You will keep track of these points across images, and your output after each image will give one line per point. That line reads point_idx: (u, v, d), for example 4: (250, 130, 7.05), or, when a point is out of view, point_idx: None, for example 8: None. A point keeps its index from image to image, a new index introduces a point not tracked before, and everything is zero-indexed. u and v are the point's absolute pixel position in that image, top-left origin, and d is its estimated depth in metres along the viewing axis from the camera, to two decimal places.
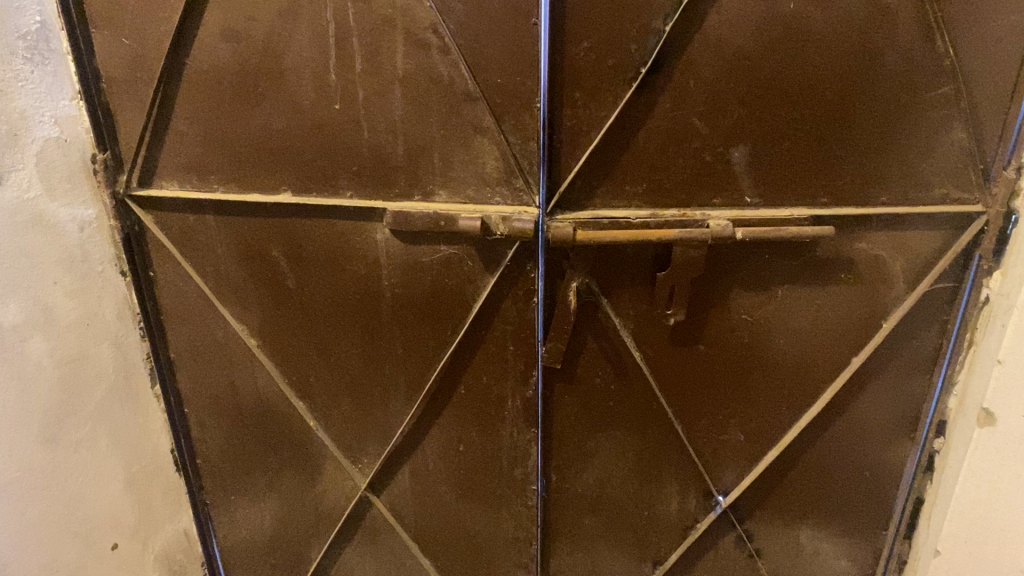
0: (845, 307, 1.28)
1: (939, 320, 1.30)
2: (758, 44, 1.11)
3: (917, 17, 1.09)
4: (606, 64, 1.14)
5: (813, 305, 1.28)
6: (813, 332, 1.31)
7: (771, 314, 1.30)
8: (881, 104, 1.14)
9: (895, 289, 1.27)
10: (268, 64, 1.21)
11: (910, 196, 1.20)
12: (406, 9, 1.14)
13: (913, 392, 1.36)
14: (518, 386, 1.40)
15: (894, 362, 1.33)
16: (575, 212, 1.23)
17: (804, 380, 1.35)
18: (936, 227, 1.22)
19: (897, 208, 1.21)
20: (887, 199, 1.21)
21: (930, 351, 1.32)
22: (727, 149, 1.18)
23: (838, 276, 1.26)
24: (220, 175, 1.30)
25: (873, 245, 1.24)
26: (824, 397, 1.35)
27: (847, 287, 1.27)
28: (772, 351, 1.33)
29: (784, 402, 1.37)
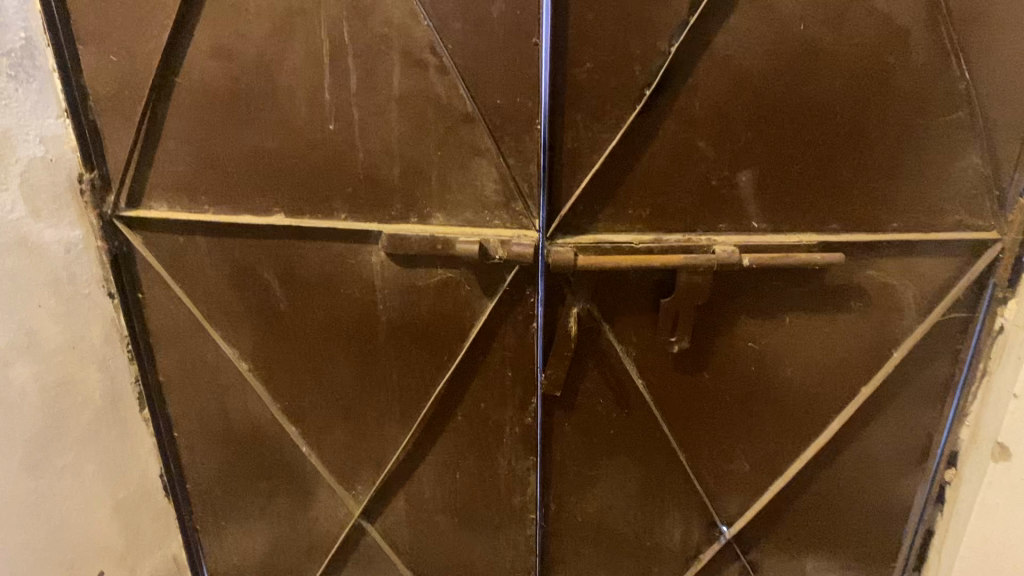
0: (854, 335, 1.24)
1: (951, 349, 1.26)
2: (767, 65, 1.07)
3: (931, 39, 1.05)
4: (609, 86, 1.10)
5: (821, 333, 1.25)
6: (821, 360, 1.27)
7: (778, 342, 1.26)
8: (893, 128, 1.11)
9: (906, 317, 1.23)
10: (260, 82, 1.17)
11: (922, 222, 1.17)
12: (403, 28, 1.11)
13: (923, 422, 1.32)
14: (517, 412, 1.36)
15: (904, 391, 1.29)
16: (576, 237, 1.19)
17: (811, 409, 1.31)
18: (950, 254, 1.18)
19: (909, 235, 1.17)
20: (899, 225, 1.17)
21: (942, 381, 1.28)
22: (734, 173, 1.14)
23: (848, 303, 1.22)
24: (210, 195, 1.26)
25: (884, 273, 1.20)
26: (832, 427, 1.31)
27: (856, 315, 1.23)
28: (778, 380, 1.29)
29: (790, 431, 1.33)
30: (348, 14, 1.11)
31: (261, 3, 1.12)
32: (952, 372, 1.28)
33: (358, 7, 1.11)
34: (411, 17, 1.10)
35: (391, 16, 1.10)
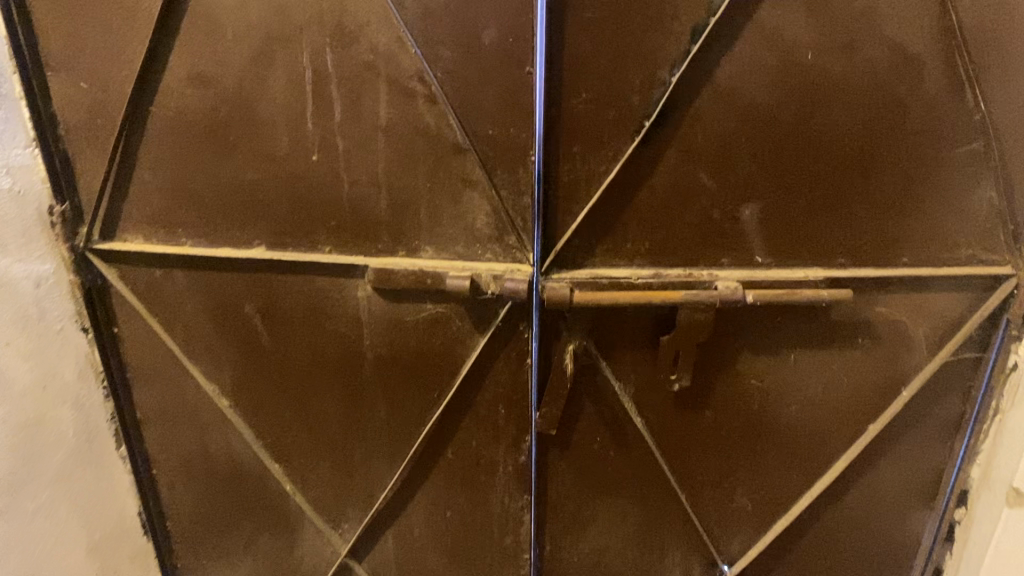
0: (862, 372, 1.19)
1: (962, 387, 1.21)
2: (773, 95, 1.02)
3: (944, 68, 1.00)
4: (607, 117, 1.04)
5: (827, 371, 1.20)
6: (827, 398, 1.22)
7: (782, 380, 1.21)
8: (904, 160, 1.05)
9: (916, 354, 1.18)
10: (239, 111, 1.11)
11: (933, 257, 1.12)
12: (389, 55, 1.05)
13: (932, 461, 1.27)
14: (510, 451, 1.30)
15: (913, 430, 1.24)
16: (572, 271, 1.14)
17: (816, 448, 1.26)
18: (961, 290, 1.13)
19: (920, 270, 1.12)
20: (910, 259, 1.12)
21: (952, 419, 1.23)
22: (737, 207, 1.09)
23: (855, 340, 1.17)
24: (188, 228, 1.20)
25: (894, 310, 1.15)
26: (837, 466, 1.26)
27: (864, 352, 1.18)
28: (782, 418, 1.24)
29: (794, 470, 1.28)
30: (331, 41, 1.06)
31: (240, 29, 1.06)
32: (963, 410, 1.23)
33: (342, 34, 1.05)
34: (398, 44, 1.05)
35: (377, 43, 1.05)
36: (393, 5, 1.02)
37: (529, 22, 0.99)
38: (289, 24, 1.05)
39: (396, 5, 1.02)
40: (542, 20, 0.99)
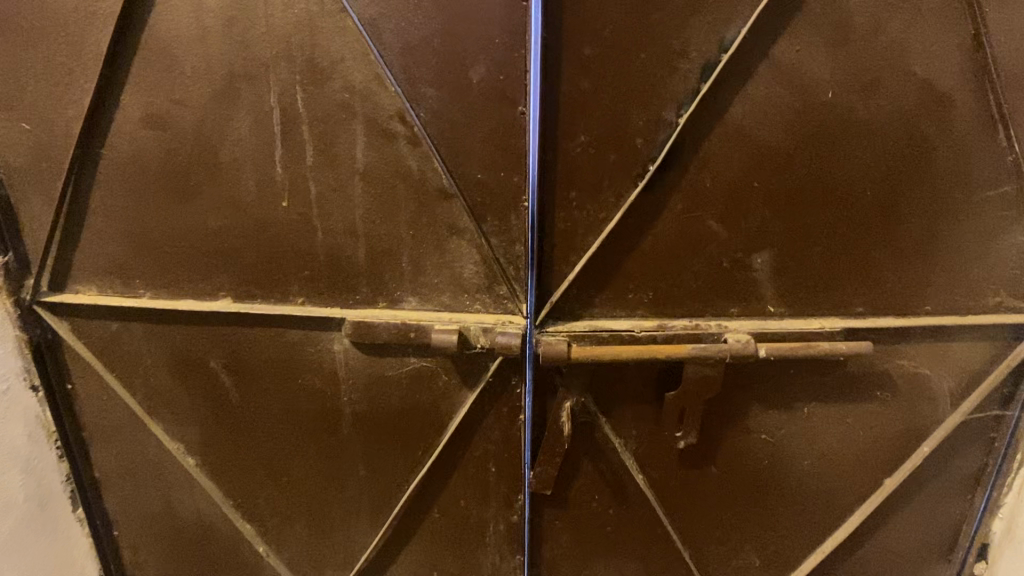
0: (880, 425, 1.11)
1: (984, 438, 1.14)
2: (789, 137, 0.93)
3: (977, 108, 0.92)
4: (607, 160, 0.95)
5: (843, 424, 1.11)
6: (843, 452, 1.13)
7: (795, 433, 1.12)
8: (929, 205, 0.97)
9: (938, 406, 1.10)
10: (200, 154, 1.01)
11: (958, 305, 1.03)
12: (366, 94, 0.95)
13: (951, 513, 1.19)
14: (502, 510, 1.20)
15: (931, 483, 1.16)
16: (569, 323, 1.04)
17: (831, 504, 1.17)
18: (986, 339, 1.06)
19: (944, 319, 1.04)
20: (932, 307, 1.03)
21: (974, 470, 1.16)
22: (748, 255, 1.00)
23: (873, 392, 1.09)
24: (146, 278, 1.09)
25: (915, 361, 1.06)
26: (852, 522, 1.17)
27: (882, 405, 1.10)
28: (795, 474, 1.15)
29: (806, 527, 1.19)
30: (302, 78, 0.96)
31: (199, 65, 0.96)
32: (985, 462, 1.15)
33: (313, 71, 0.95)
34: (376, 81, 0.95)
35: (352, 81, 0.95)
36: (371, 39, 0.93)
37: (522, 58, 0.90)
38: (254, 60, 0.95)
39: (373, 40, 0.93)
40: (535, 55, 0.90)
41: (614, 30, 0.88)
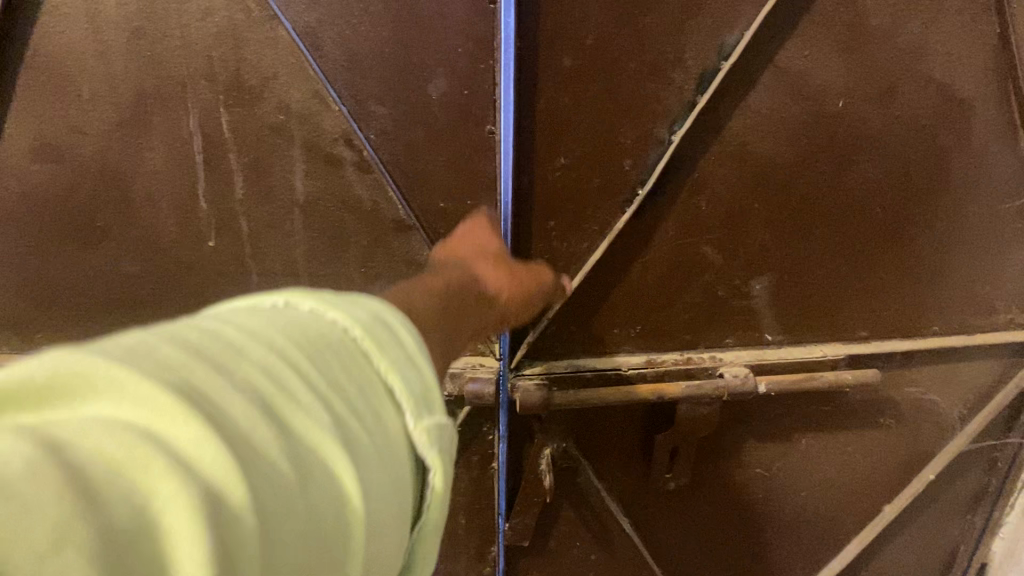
0: (881, 452, 1.03)
1: (987, 458, 1.06)
2: (792, 153, 0.84)
3: (997, 114, 0.83)
4: (590, 184, 0.84)
5: (842, 452, 1.02)
6: (841, 481, 1.05)
7: (792, 463, 1.03)
8: (941, 218, 0.88)
9: (941, 429, 1.02)
10: (106, 189, 0.84)
11: (967, 323, 0.95)
12: (305, 115, 0.81)
13: (947, 532, 1.11)
14: (472, 564, 1.06)
15: (931, 505, 1.09)
16: (548, 363, 0.91)
17: (827, 532, 1.08)
18: (995, 357, 0.98)
19: (952, 339, 0.95)
20: (939, 327, 0.95)
21: (973, 491, 1.08)
22: (746, 281, 0.90)
23: (875, 419, 1.00)
24: (50, 331, 0.91)
25: (920, 385, 0.98)
26: (847, 553, 1.08)
27: (885, 431, 1.01)
28: (790, 506, 1.06)
29: (800, 557, 1.10)
30: (226, 98, 0.80)
31: (100, 86, 0.80)
32: (986, 480, 1.08)
33: (240, 90, 0.80)
34: (317, 101, 0.80)
35: (288, 100, 0.80)
36: (308, 51, 0.78)
37: (491, 70, 0.77)
38: (167, 79, 0.80)
39: (312, 52, 0.78)
40: (505, 68, 0.78)
41: (598, 36, 0.77)
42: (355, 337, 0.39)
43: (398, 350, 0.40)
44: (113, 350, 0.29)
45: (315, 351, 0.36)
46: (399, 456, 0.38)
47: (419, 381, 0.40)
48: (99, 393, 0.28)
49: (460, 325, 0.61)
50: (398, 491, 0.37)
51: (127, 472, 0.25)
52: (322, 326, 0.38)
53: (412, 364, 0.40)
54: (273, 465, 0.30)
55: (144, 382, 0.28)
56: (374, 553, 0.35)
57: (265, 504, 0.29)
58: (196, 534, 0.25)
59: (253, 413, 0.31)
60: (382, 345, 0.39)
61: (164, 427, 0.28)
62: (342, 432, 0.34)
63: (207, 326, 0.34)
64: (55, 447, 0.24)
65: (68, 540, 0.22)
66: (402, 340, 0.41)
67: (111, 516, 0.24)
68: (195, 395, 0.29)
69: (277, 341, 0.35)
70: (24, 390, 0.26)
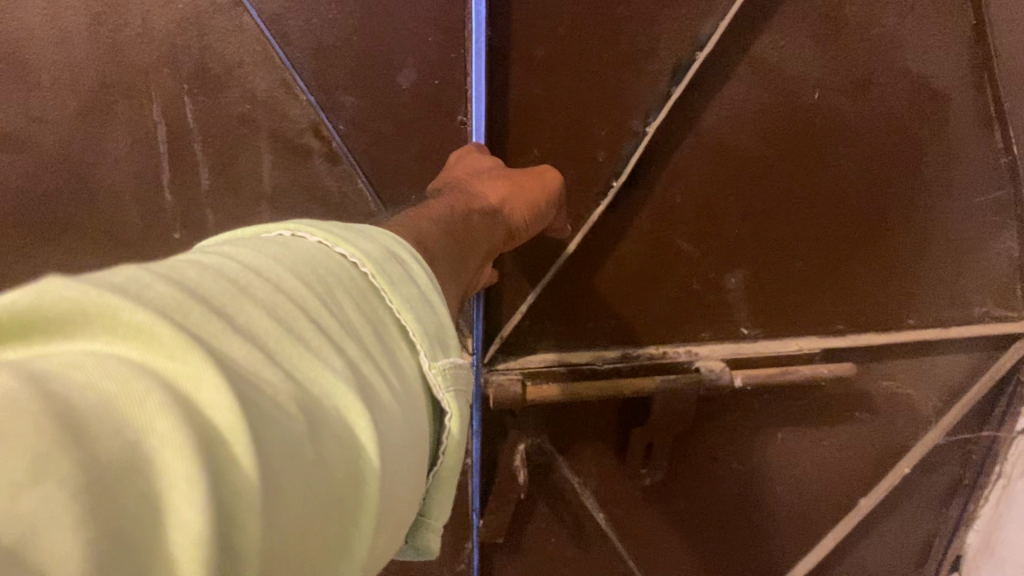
0: (857, 446, 1.02)
1: (961, 451, 1.04)
2: (766, 144, 0.83)
3: (973, 106, 0.83)
4: (563, 177, 0.82)
5: (818, 446, 1.02)
6: (817, 476, 1.04)
7: (767, 457, 1.02)
8: (919, 212, 0.87)
9: (916, 423, 1.01)
10: (66, 182, 0.82)
11: (943, 317, 0.92)
12: (271, 104, 0.79)
13: (923, 526, 1.09)
14: (446, 562, 1.05)
15: (906, 500, 1.07)
16: (523, 359, 0.89)
17: (805, 529, 1.07)
18: (973, 352, 0.95)
19: (928, 332, 0.91)
20: (915, 321, 0.92)
21: (947, 485, 1.06)
22: (720, 274, 0.89)
23: (850, 413, 1.00)
24: None
25: (895, 378, 0.98)
26: (827, 544, 1.06)
27: (859, 424, 1.01)
28: (768, 501, 1.05)
29: (780, 556, 1.08)
30: (190, 87, 0.79)
31: (61, 73, 0.78)
32: (961, 474, 1.06)
33: (204, 78, 0.79)
34: (283, 90, 0.79)
35: (253, 89, 0.79)
36: (274, 39, 0.77)
37: (461, 59, 0.78)
38: (130, 67, 0.78)
39: (277, 40, 0.77)
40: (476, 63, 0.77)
41: (569, 27, 0.78)
42: (366, 273, 0.40)
43: (406, 290, 0.41)
44: (110, 280, 0.28)
45: (326, 288, 0.36)
46: (413, 394, 0.38)
47: (430, 318, 0.41)
48: (92, 324, 0.26)
49: (464, 253, 0.59)
50: (413, 430, 0.37)
51: (117, 408, 0.24)
52: (332, 262, 0.38)
53: (421, 302, 0.42)
54: (279, 406, 0.29)
55: (140, 313, 0.27)
56: (393, 496, 0.35)
57: (271, 442, 0.28)
58: (191, 470, 0.24)
59: (256, 352, 0.30)
60: (391, 283, 0.40)
61: (161, 361, 0.26)
62: (355, 367, 0.34)
63: (215, 260, 0.34)
64: (39, 379, 0.23)
65: (47, 474, 0.21)
66: (411, 280, 0.42)
67: (98, 451, 0.23)
68: (198, 328, 0.28)
69: (288, 274, 0.35)
70: (7, 321, 0.25)
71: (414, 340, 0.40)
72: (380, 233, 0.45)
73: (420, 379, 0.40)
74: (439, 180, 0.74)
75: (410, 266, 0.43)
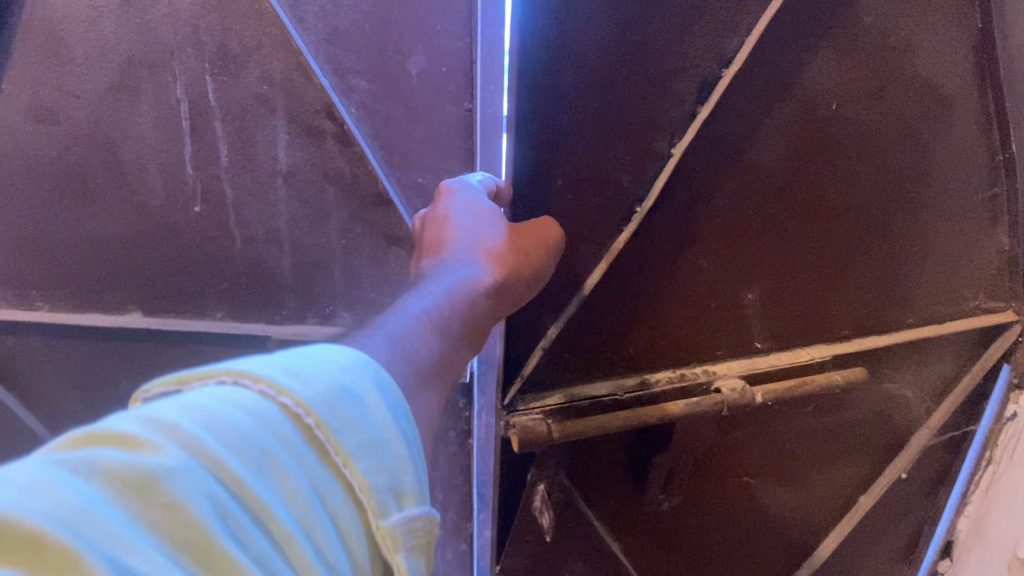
0: (862, 449, 1.03)
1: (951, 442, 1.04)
2: (781, 161, 0.81)
3: (974, 105, 0.81)
4: (591, 203, 0.81)
5: (826, 454, 1.04)
6: (822, 480, 1.06)
7: (773, 468, 1.03)
8: (925, 216, 0.86)
9: (912, 420, 1.01)
10: (99, 153, 0.87)
11: (937, 314, 0.93)
12: (288, 86, 0.83)
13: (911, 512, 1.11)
14: None
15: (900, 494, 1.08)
16: (541, 397, 0.88)
17: (810, 525, 1.10)
18: (964, 348, 0.96)
19: (925, 330, 0.93)
20: (914, 320, 0.93)
21: (933, 475, 1.07)
22: (735, 292, 0.88)
23: (856, 419, 1.01)
24: (45, 288, 0.96)
25: (897, 382, 0.97)
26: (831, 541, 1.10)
27: (867, 429, 1.02)
28: (777, 503, 1.07)
29: (788, 550, 1.12)
30: (212, 66, 0.83)
31: (93, 51, 0.83)
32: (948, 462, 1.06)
33: (225, 58, 0.82)
34: (299, 73, 0.82)
35: (272, 70, 0.82)
36: (291, 22, 0.80)
37: (464, 48, 0.78)
38: (157, 46, 0.82)
39: (294, 23, 0.80)
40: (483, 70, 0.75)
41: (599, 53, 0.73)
42: (310, 425, 0.34)
43: (367, 438, 0.35)
44: None
45: (258, 457, 0.32)
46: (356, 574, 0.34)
47: (394, 472, 0.36)
48: None
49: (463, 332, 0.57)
50: None
51: None
52: (271, 417, 0.33)
53: (383, 452, 0.36)
54: None
55: (28, 523, 0.26)
56: None
57: None
58: None
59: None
60: (345, 435, 0.35)
61: None
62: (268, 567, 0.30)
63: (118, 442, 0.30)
64: None
65: None
66: (375, 421, 0.36)
67: None
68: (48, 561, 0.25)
69: (204, 451, 0.31)
70: None
71: (363, 499, 0.34)
72: (350, 353, 0.39)
73: (372, 547, 0.35)
74: (437, 222, 0.70)
75: (379, 400, 0.37)
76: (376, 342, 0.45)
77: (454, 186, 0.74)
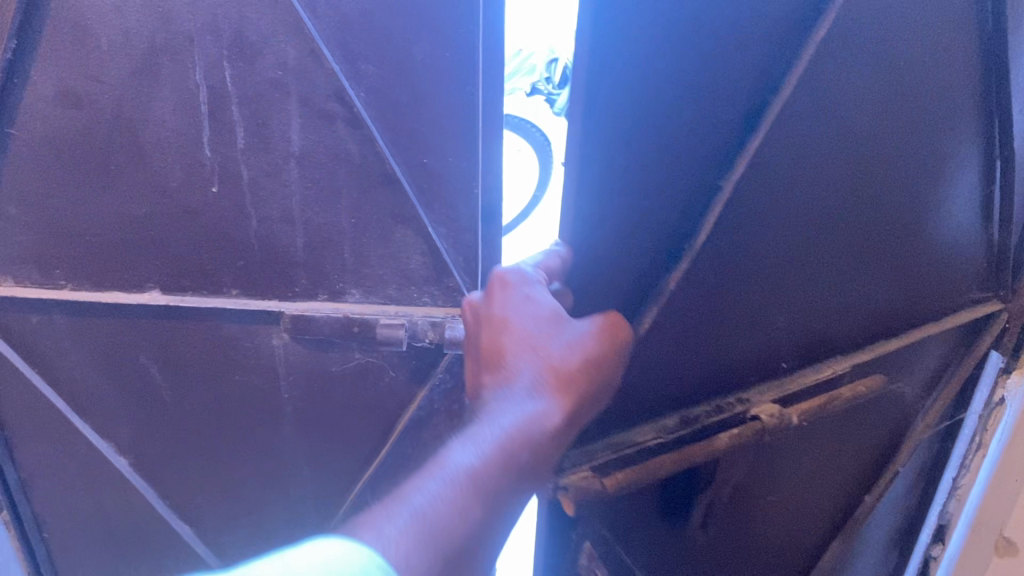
0: (866, 442, 1.21)
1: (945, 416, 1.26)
2: (825, 190, 0.94)
3: (975, 124, 0.98)
4: (643, 237, 0.91)
5: (839, 457, 1.19)
6: (839, 474, 1.22)
7: (798, 477, 1.18)
8: (931, 225, 1.04)
9: (912, 401, 1.21)
10: (120, 136, 0.92)
11: (936, 305, 1.13)
12: (301, 71, 0.88)
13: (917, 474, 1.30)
14: None
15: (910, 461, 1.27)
16: (589, 450, 1.00)
17: (825, 515, 1.26)
18: (957, 334, 1.16)
19: (926, 329, 1.13)
20: (919, 318, 1.13)
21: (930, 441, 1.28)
22: (774, 315, 1.02)
23: (871, 416, 1.17)
24: (68, 268, 1.01)
25: (904, 377, 1.16)
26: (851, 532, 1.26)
27: (875, 424, 1.19)
28: (800, 503, 1.22)
29: (806, 537, 1.27)
30: (229, 53, 0.87)
31: (116, 38, 0.87)
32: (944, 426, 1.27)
33: (241, 45, 0.87)
34: (311, 59, 0.87)
35: (286, 57, 0.87)
36: (304, 10, 0.85)
37: (469, 34, 0.83)
38: (176, 34, 0.87)
39: (307, 12, 0.85)
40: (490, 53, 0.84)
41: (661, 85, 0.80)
42: None
43: None
44: None
45: None
46: None
47: None
48: None
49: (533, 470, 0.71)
50: None
51: None
52: None
53: None
54: None
55: None
56: None
57: None
58: None
59: None
60: None
61: None
62: None
63: None
64: None
65: None
66: None
67: None
68: None
69: None
70: None
71: None
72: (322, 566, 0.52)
73: None
74: (498, 326, 0.76)
75: None
76: (401, 526, 0.60)
77: (512, 277, 0.79)
